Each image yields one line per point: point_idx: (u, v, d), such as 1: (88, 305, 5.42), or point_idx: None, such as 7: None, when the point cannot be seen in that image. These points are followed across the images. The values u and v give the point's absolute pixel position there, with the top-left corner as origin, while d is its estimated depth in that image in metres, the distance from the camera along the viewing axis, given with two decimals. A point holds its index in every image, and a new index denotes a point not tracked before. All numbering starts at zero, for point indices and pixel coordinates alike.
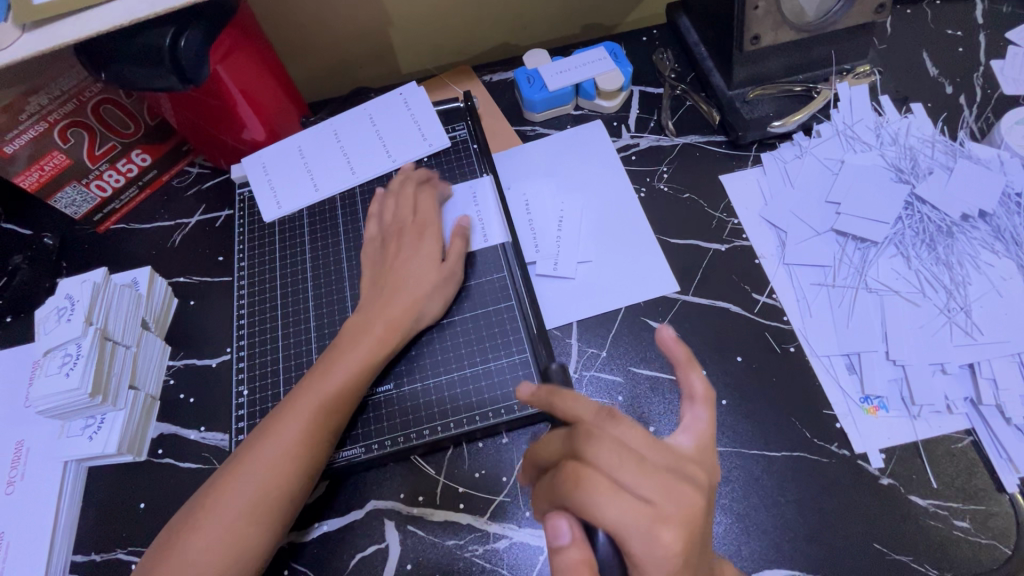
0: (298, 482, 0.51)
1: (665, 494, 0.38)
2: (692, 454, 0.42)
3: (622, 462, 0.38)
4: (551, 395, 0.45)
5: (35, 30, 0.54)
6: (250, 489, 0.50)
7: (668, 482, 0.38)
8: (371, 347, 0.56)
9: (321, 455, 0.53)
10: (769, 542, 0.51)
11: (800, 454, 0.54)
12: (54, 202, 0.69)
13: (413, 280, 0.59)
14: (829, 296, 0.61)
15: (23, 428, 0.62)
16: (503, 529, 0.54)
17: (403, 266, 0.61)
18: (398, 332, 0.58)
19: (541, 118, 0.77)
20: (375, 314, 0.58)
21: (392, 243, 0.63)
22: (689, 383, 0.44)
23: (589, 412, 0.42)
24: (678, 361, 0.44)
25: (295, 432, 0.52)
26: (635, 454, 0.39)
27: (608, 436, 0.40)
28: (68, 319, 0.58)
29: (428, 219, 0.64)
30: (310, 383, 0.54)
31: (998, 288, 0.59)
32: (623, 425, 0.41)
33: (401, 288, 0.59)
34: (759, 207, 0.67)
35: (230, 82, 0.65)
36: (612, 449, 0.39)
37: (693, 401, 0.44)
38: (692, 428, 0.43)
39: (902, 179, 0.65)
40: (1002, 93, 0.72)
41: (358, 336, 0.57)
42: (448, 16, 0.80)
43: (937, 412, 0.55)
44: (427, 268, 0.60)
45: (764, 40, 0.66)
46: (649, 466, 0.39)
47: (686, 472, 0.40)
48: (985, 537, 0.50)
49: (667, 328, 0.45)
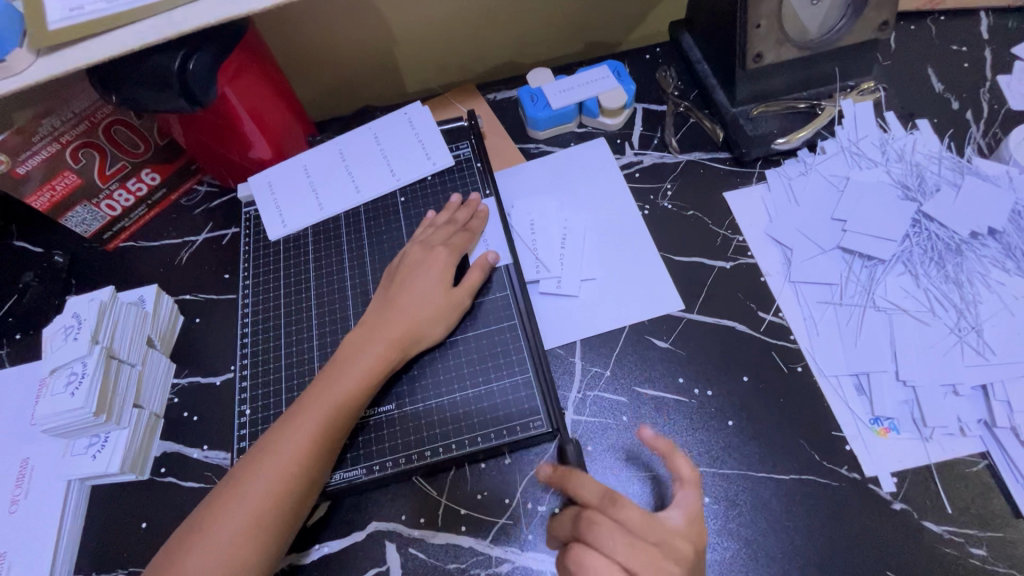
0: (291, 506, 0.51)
1: (654, 574, 0.42)
2: (682, 530, 0.45)
3: (616, 545, 0.42)
4: (564, 479, 0.45)
5: (49, 56, 0.55)
6: (244, 511, 0.49)
7: (658, 561, 0.42)
8: (369, 367, 0.56)
9: (312, 478, 0.52)
10: (778, 569, 0.50)
11: (808, 477, 0.53)
12: (65, 221, 0.71)
13: (415, 304, 0.59)
14: (836, 314, 0.60)
15: (28, 446, 0.62)
16: (505, 553, 0.53)
17: (408, 290, 0.60)
18: (399, 352, 0.57)
19: (545, 136, 0.78)
20: (374, 332, 0.58)
21: (415, 268, 0.62)
22: (677, 466, 0.48)
23: (595, 496, 0.44)
24: (662, 450, 0.49)
25: (296, 451, 0.51)
26: (634, 540, 0.43)
27: (608, 520, 0.43)
28: (74, 338, 0.59)
29: (457, 247, 0.63)
30: (301, 405, 0.54)
31: (1009, 306, 0.58)
32: (623, 508, 0.44)
33: (405, 310, 0.59)
34: (764, 224, 0.67)
35: (238, 103, 0.65)
36: (609, 536, 0.43)
37: (682, 483, 0.48)
38: (684, 505, 0.47)
39: (908, 197, 0.64)
40: (1010, 108, 0.71)
41: (356, 355, 0.57)
42: (452, 35, 0.81)
43: (950, 434, 0.53)
44: (434, 293, 0.60)
45: (767, 58, 0.67)
46: (638, 544, 0.43)
47: (672, 545, 0.44)
48: (1002, 565, 0.48)
49: (647, 427, 0.49)
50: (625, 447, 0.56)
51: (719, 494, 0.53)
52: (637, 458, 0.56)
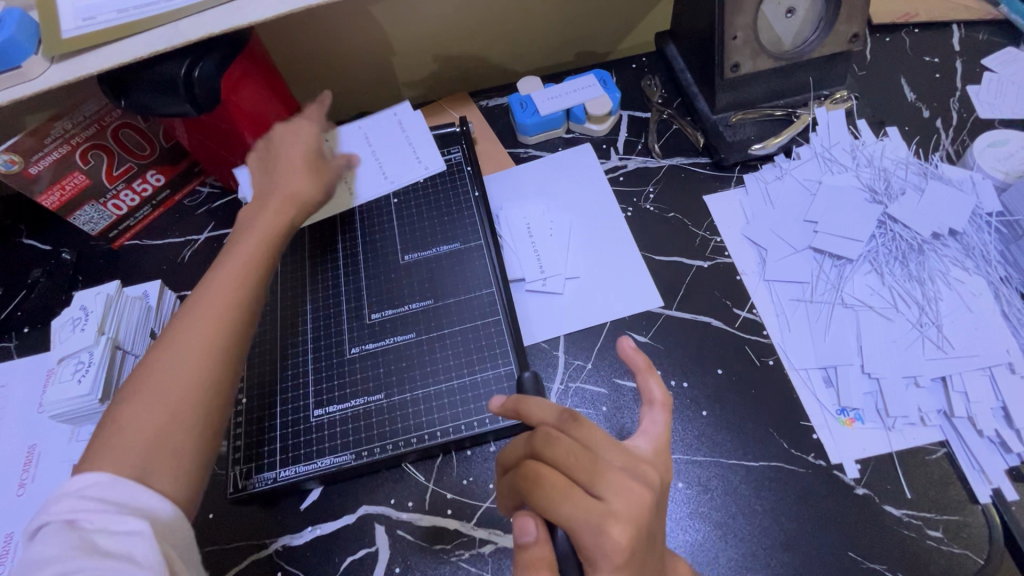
0: (239, 334, 0.49)
1: (617, 493, 0.39)
2: (648, 457, 0.44)
3: (577, 462, 0.40)
4: (518, 405, 0.47)
5: (62, 62, 0.59)
6: (153, 409, 0.44)
7: (622, 482, 0.40)
8: (265, 233, 0.55)
9: (240, 359, 0.49)
10: (747, 549, 0.52)
11: (776, 463, 0.56)
12: (73, 219, 0.74)
13: (296, 168, 0.60)
14: (806, 311, 0.63)
15: (34, 433, 0.65)
16: (489, 535, 0.56)
17: (317, 168, 0.61)
18: (297, 207, 0.58)
19: (534, 141, 0.81)
20: (266, 200, 0.58)
21: (319, 159, 0.63)
22: (648, 388, 0.48)
23: (552, 416, 0.44)
24: (638, 368, 0.48)
25: (201, 324, 0.48)
26: (591, 456, 0.41)
27: (567, 436, 0.42)
28: (82, 329, 0.62)
29: (358, 156, 0.66)
30: (229, 275, 0.51)
31: (969, 304, 0.60)
32: (585, 427, 0.43)
33: (297, 171, 0.60)
34: (740, 226, 0.70)
35: (240, 109, 0.69)
36: (568, 447, 0.41)
37: (652, 405, 0.47)
38: (650, 433, 0.46)
39: (876, 200, 0.67)
40: (978, 117, 0.75)
41: (250, 223, 0.56)
42: (447, 45, 0.85)
43: (911, 424, 0.56)
44: (323, 171, 0.62)
45: (744, 67, 0.71)
46: (603, 466, 0.41)
47: (640, 472, 0.42)
48: (958, 546, 0.51)
49: (626, 338, 0.49)
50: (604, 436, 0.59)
51: (692, 480, 0.56)
52: None
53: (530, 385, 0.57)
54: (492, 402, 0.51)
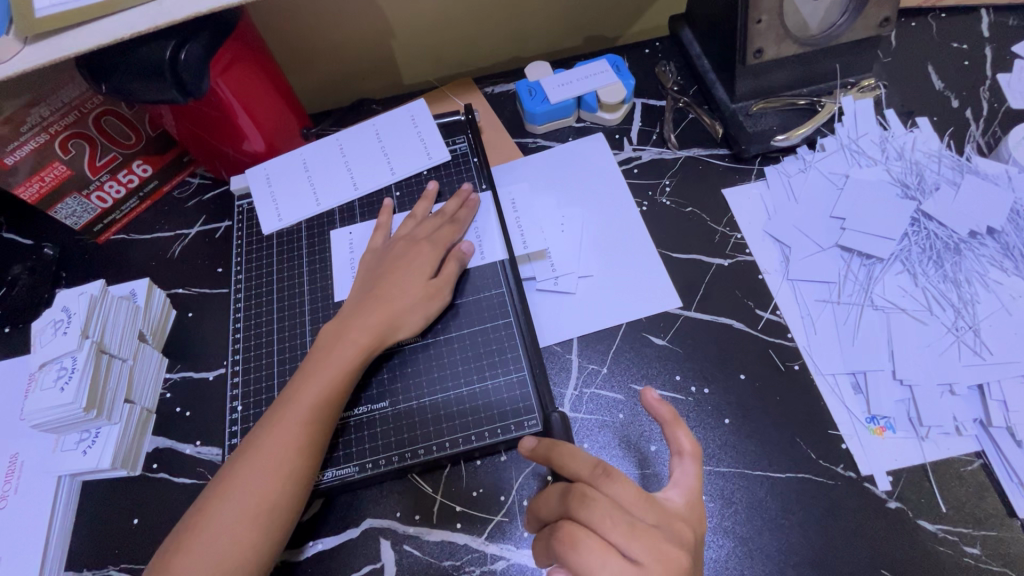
0: (301, 478, 0.51)
1: (653, 556, 0.39)
2: (682, 511, 0.43)
3: (613, 524, 0.40)
4: (550, 451, 0.46)
5: (35, 44, 0.54)
6: (231, 526, 0.48)
7: (656, 542, 0.40)
8: (346, 362, 0.55)
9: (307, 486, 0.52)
10: (773, 567, 0.50)
11: (804, 476, 0.53)
12: (54, 213, 0.69)
13: (395, 295, 0.59)
14: (833, 313, 0.60)
15: (17, 441, 0.61)
16: (501, 550, 0.53)
17: (391, 278, 0.60)
18: (376, 339, 0.57)
19: (543, 130, 0.77)
20: (349, 327, 0.57)
21: (398, 259, 0.62)
22: (676, 439, 0.45)
23: (585, 469, 0.44)
24: (665, 419, 0.46)
25: (278, 455, 0.51)
26: (627, 516, 0.41)
27: (601, 497, 0.42)
28: (64, 332, 0.58)
29: (442, 240, 0.63)
30: (310, 403, 0.53)
31: (1007, 307, 0.58)
32: (617, 484, 0.43)
33: (386, 299, 0.58)
34: (763, 222, 0.66)
35: (231, 95, 0.64)
36: (604, 509, 0.41)
37: (681, 456, 0.45)
38: (683, 483, 0.44)
39: (908, 196, 0.64)
40: (1009, 107, 0.71)
41: (333, 345, 0.56)
42: (450, 28, 0.80)
43: (946, 434, 0.53)
44: (414, 284, 0.60)
45: (767, 53, 0.66)
46: (638, 527, 0.40)
47: (673, 529, 0.41)
48: (996, 564, 0.48)
49: (650, 391, 0.47)
50: (621, 445, 0.56)
51: (715, 492, 0.53)
52: (634, 456, 0.55)
53: (558, 422, 0.54)
54: (520, 444, 0.47)
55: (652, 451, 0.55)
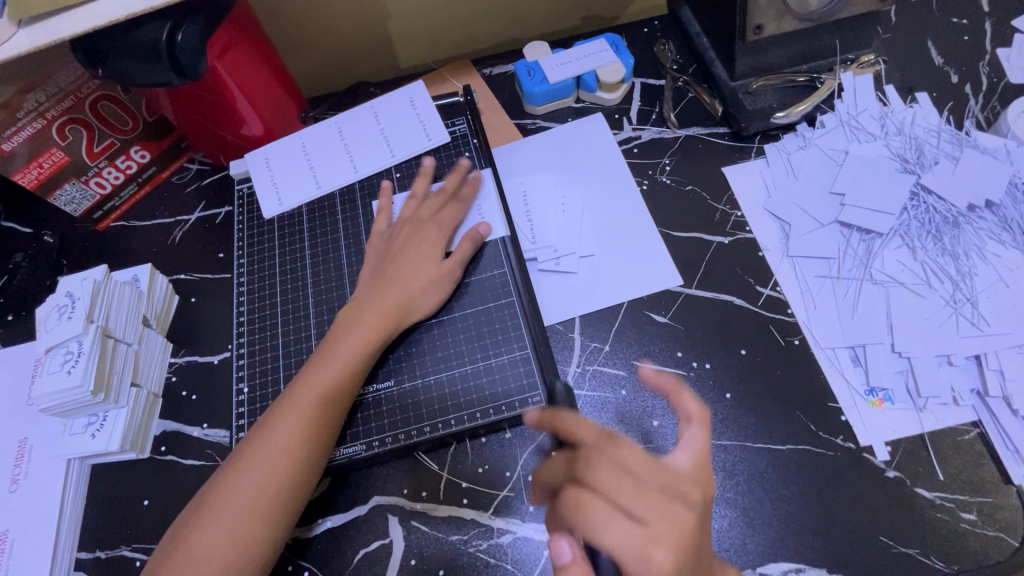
0: (315, 458, 0.52)
1: (660, 514, 0.39)
2: (689, 473, 0.42)
3: (619, 485, 0.41)
4: (554, 420, 0.48)
5: (31, 27, 0.53)
6: (243, 504, 0.49)
7: (665, 505, 0.40)
8: (359, 346, 0.56)
9: (318, 468, 0.52)
10: (774, 536, 0.51)
11: (804, 447, 0.54)
12: (54, 199, 0.69)
13: (404, 282, 0.59)
14: (833, 288, 0.60)
15: (26, 426, 0.62)
16: (507, 524, 0.54)
17: (399, 264, 0.60)
18: (390, 325, 0.57)
19: (542, 111, 0.77)
20: (362, 312, 0.57)
21: (404, 245, 0.62)
22: (683, 405, 0.45)
23: (590, 436, 0.45)
24: (667, 388, 0.47)
25: (290, 436, 0.51)
26: (632, 477, 0.41)
27: (606, 459, 0.42)
28: (69, 317, 0.58)
29: (446, 221, 0.63)
30: (323, 388, 0.53)
31: (1004, 279, 0.58)
32: (624, 449, 0.43)
33: (394, 285, 0.59)
34: (762, 199, 0.66)
35: (228, 78, 0.64)
36: (608, 471, 0.41)
37: (688, 422, 0.45)
38: (690, 447, 0.44)
39: (907, 170, 0.64)
40: (1008, 82, 0.71)
41: (347, 330, 0.56)
42: (446, 10, 0.80)
43: (943, 404, 0.54)
44: (422, 269, 0.60)
45: (767, 29, 0.65)
46: (645, 489, 0.40)
47: (680, 490, 0.41)
48: (992, 529, 0.49)
49: (647, 364, 0.48)
50: (621, 420, 0.57)
51: (717, 465, 0.54)
52: (635, 431, 0.56)
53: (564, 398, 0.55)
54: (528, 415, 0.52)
55: (654, 426, 0.56)
